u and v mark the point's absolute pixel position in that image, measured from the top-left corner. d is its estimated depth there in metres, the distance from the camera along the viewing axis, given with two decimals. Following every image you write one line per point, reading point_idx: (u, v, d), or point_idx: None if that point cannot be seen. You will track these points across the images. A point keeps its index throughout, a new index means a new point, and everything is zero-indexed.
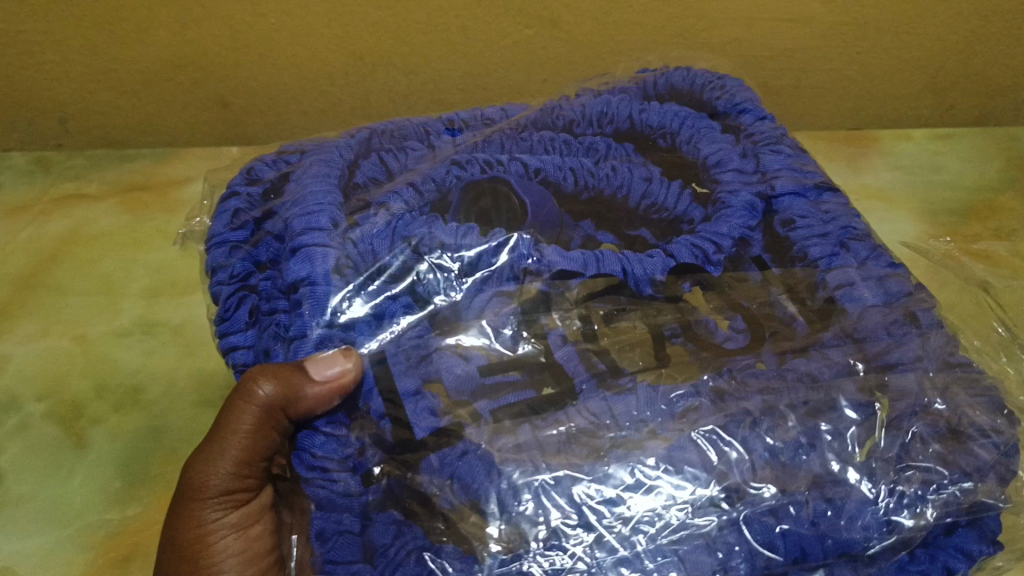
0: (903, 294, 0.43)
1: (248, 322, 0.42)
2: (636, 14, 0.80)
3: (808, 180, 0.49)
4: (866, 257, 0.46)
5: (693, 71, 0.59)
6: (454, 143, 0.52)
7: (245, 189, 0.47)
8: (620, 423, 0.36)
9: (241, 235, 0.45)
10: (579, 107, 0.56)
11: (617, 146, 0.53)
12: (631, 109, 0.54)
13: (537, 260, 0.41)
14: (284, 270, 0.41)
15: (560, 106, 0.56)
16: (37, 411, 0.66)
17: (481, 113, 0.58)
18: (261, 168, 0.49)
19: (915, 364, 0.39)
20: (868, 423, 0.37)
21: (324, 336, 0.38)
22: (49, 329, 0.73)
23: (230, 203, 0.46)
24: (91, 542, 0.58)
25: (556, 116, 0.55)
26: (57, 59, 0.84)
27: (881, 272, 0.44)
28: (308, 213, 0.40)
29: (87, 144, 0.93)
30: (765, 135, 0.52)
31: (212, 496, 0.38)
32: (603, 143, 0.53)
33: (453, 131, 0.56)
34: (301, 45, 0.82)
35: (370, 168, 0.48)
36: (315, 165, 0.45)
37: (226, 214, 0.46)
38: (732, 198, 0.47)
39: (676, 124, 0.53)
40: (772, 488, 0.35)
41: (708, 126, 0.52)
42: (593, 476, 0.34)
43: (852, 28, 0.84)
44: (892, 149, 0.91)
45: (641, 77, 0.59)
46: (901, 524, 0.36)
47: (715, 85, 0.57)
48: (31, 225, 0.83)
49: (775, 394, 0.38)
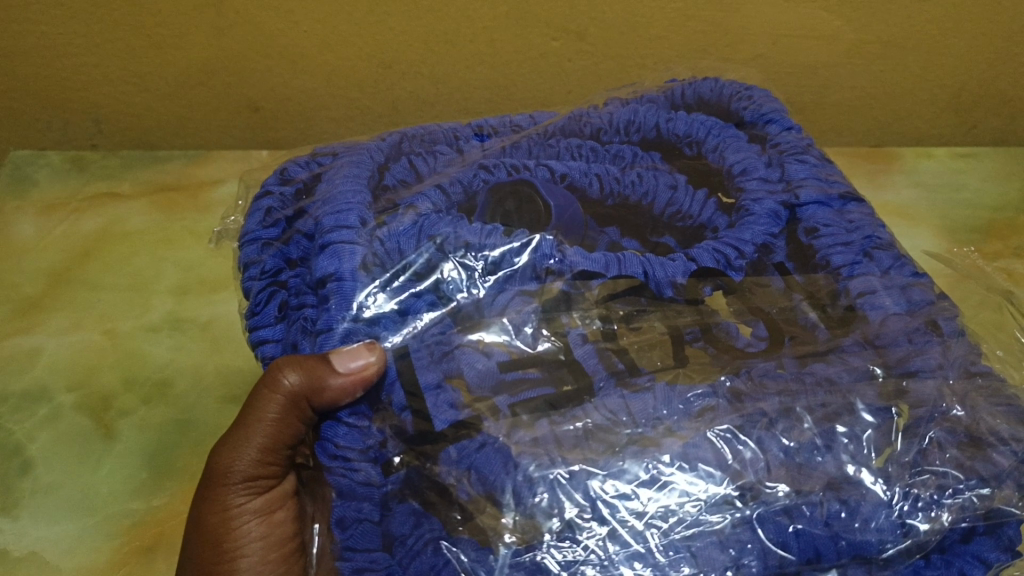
0: (930, 301, 0.43)
1: (277, 317, 0.44)
2: (660, 30, 0.82)
3: (832, 190, 0.49)
4: (889, 267, 0.45)
5: (720, 81, 0.59)
6: (481, 148, 0.53)
7: (278, 188, 0.48)
8: (637, 420, 0.37)
9: (273, 232, 0.45)
10: (606, 116, 0.56)
11: (644, 155, 0.54)
12: (658, 118, 0.55)
13: (560, 260, 0.42)
14: (312, 267, 0.41)
15: (588, 114, 0.57)
16: (68, 402, 0.68)
17: (510, 120, 0.58)
18: (295, 169, 0.50)
19: (936, 371, 0.39)
20: (886, 427, 0.37)
21: (349, 330, 0.38)
22: (81, 322, 0.75)
23: (263, 202, 0.47)
24: (118, 530, 0.60)
25: (583, 124, 0.56)
26: (94, 61, 0.86)
27: (905, 281, 0.44)
28: (337, 211, 0.41)
29: (120, 146, 0.95)
30: (791, 146, 0.52)
31: (236, 482, 0.40)
32: (630, 151, 0.53)
33: (481, 136, 0.57)
34: (331, 54, 0.84)
35: (400, 170, 0.49)
36: (346, 166, 0.46)
37: (259, 212, 0.46)
38: (755, 206, 0.47)
39: (702, 133, 0.53)
40: (786, 488, 0.35)
41: (735, 136, 0.53)
42: (608, 471, 0.35)
43: (877, 47, 0.85)
44: (914, 166, 0.91)
45: (669, 88, 0.60)
46: (916, 528, 0.35)
47: (743, 96, 0.57)
48: (67, 221, 0.86)
49: (792, 396, 0.38)
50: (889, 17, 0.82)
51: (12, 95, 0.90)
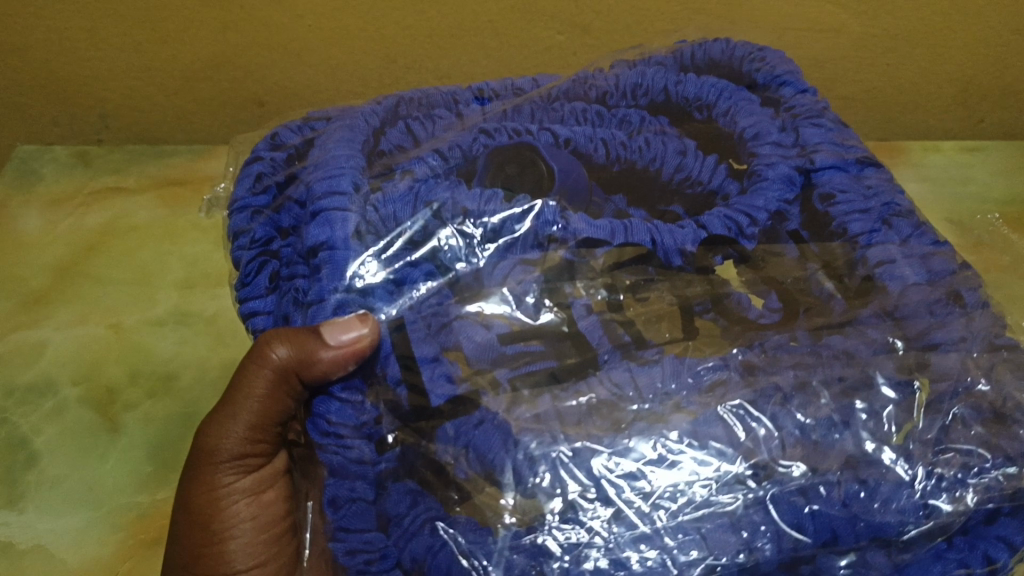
0: (957, 272, 0.41)
1: (268, 288, 0.42)
2: (670, 23, 0.80)
3: (849, 155, 0.47)
4: (909, 235, 0.43)
5: (732, 43, 0.57)
6: (482, 112, 0.51)
7: (268, 154, 0.46)
8: (644, 395, 0.35)
9: (263, 200, 0.44)
10: (613, 79, 0.54)
11: (652, 120, 0.51)
12: (667, 80, 0.53)
13: (563, 227, 0.40)
14: (304, 235, 0.39)
15: (594, 78, 0.55)
16: (73, 395, 0.67)
17: (512, 84, 0.57)
18: (286, 134, 0.48)
19: (959, 344, 0.37)
20: (906, 403, 0.35)
21: (342, 301, 0.37)
22: (85, 316, 0.73)
23: (253, 167, 0.45)
24: (122, 523, 0.59)
25: (589, 87, 0.54)
26: (100, 55, 0.84)
27: (926, 250, 0.42)
28: (330, 176, 0.39)
29: (125, 140, 0.93)
30: (805, 108, 0.50)
31: (225, 461, 0.38)
32: (637, 116, 0.51)
33: (482, 100, 0.55)
34: (335, 47, 0.82)
35: (397, 136, 0.47)
36: (339, 130, 0.44)
37: (249, 179, 0.45)
38: (768, 170, 0.44)
39: (713, 96, 0.51)
40: (801, 467, 0.33)
41: (747, 99, 0.50)
42: (613, 449, 0.33)
43: (886, 40, 0.83)
44: (919, 160, 0.89)
45: (678, 49, 0.57)
46: (939, 509, 0.34)
47: (755, 57, 0.55)
48: (72, 216, 0.84)
49: (808, 370, 0.36)
50: (899, 11, 0.80)
51: (18, 89, 0.88)
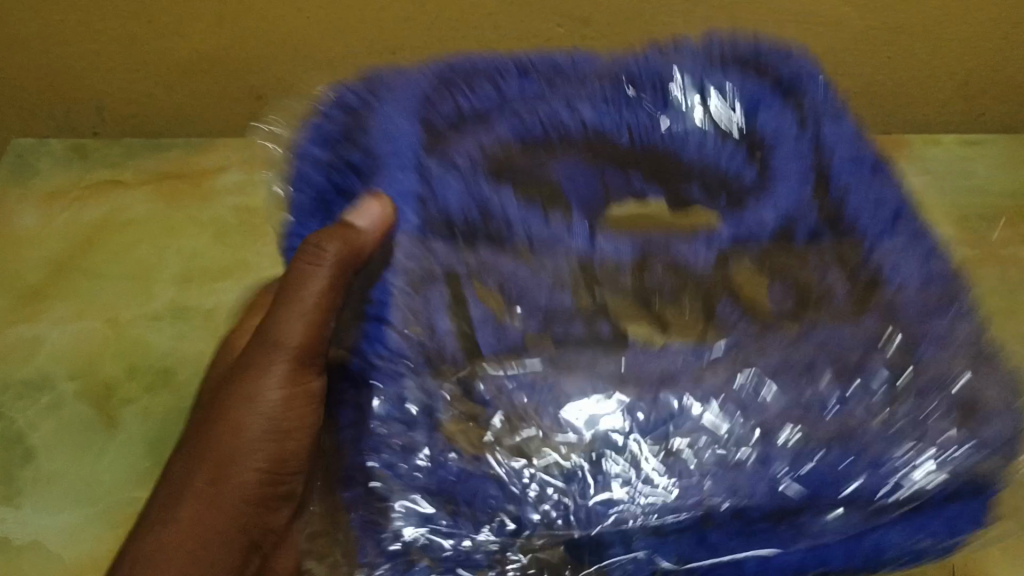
0: (946, 275, 0.49)
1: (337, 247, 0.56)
2: (676, 16, 0.79)
3: (855, 154, 0.55)
4: (907, 244, 0.51)
5: (761, 44, 0.61)
6: (520, 91, 0.59)
7: (335, 120, 0.58)
8: (684, 368, 0.48)
9: (327, 149, 0.57)
10: (639, 64, 0.62)
11: (651, 116, 0.60)
12: (684, 74, 0.61)
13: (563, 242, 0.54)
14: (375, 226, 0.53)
15: (627, 60, 0.62)
16: (70, 390, 0.68)
17: (551, 59, 0.61)
18: (352, 97, 0.59)
19: (947, 345, 0.46)
20: (895, 388, 0.45)
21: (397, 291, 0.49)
22: (83, 311, 0.74)
23: (317, 137, 0.58)
24: (120, 518, 0.61)
25: (619, 73, 0.61)
26: (96, 47, 0.85)
27: (928, 251, 0.51)
28: (396, 180, 0.53)
29: (121, 133, 0.93)
30: (817, 112, 0.57)
31: (275, 348, 0.48)
32: (644, 109, 0.60)
33: (523, 72, 0.60)
34: (333, 42, 0.83)
35: (443, 110, 0.58)
36: (393, 118, 0.56)
37: (317, 143, 0.57)
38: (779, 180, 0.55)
39: (742, 101, 0.59)
40: (798, 434, 0.44)
41: (770, 104, 0.58)
42: (658, 409, 0.47)
43: (883, 33, 0.83)
44: (921, 153, 0.88)
45: (712, 39, 0.62)
46: (911, 481, 0.42)
47: (777, 58, 0.60)
48: (68, 211, 0.84)
49: (794, 351, 0.48)
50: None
51: (19, 82, 0.89)
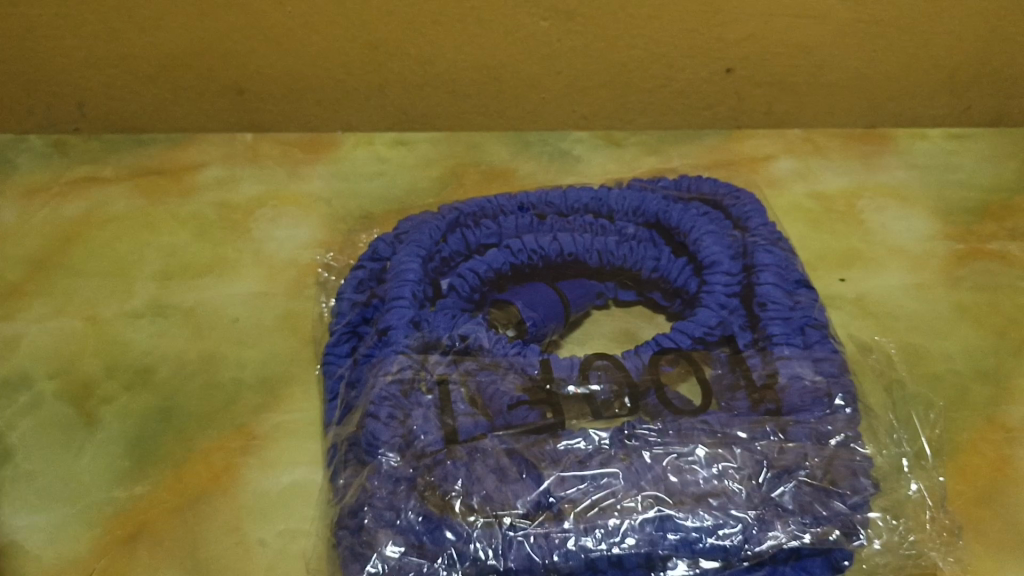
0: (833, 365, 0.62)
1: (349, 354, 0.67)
2: (653, 9, 0.80)
3: (789, 277, 0.68)
4: (814, 343, 0.63)
5: (722, 196, 0.76)
6: (516, 225, 0.74)
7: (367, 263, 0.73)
8: None
9: (360, 296, 0.70)
10: (621, 202, 0.76)
11: (638, 237, 0.73)
12: (658, 209, 0.74)
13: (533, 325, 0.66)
14: (386, 322, 0.65)
15: (607, 198, 0.76)
16: (48, 389, 0.67)
17: (548, 198, 0.77)
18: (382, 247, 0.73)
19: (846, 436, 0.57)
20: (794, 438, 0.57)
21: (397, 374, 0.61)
22: (62, 308, 0.74)
23: (358, 273, 0.72)
24: (97, 519, 0.59)
25: (601, 205, 0.76)
26: (75, 43, 0.84)
27: (822, 355, 0.62)
28: (401, 286, 0.67)
29: (103, 130, 0.92)
30: (776, 260, 0.68)
31: None
32: (626, 233, 0.74)
33: (524, 210, 0.76)
34: (316, 33, 0.82)
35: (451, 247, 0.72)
36: (410, 242, 0.70)
37: (353, 281, 0.72)
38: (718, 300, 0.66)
39: (712, 246, 0.69)
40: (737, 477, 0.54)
41: (725, 251, 0.69)
42: None
43: (869, 26, 0.83)
44: (907, 148, 0.90)
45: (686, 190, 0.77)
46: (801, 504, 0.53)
47: (742, 227, 0.72)
48: (47, 207, 0.84)
49: None
50: None
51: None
